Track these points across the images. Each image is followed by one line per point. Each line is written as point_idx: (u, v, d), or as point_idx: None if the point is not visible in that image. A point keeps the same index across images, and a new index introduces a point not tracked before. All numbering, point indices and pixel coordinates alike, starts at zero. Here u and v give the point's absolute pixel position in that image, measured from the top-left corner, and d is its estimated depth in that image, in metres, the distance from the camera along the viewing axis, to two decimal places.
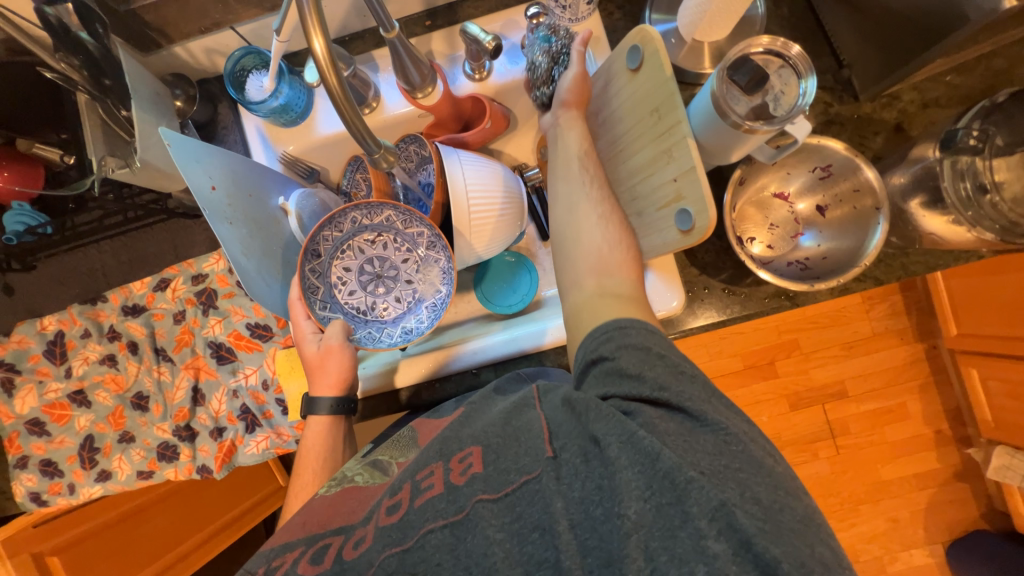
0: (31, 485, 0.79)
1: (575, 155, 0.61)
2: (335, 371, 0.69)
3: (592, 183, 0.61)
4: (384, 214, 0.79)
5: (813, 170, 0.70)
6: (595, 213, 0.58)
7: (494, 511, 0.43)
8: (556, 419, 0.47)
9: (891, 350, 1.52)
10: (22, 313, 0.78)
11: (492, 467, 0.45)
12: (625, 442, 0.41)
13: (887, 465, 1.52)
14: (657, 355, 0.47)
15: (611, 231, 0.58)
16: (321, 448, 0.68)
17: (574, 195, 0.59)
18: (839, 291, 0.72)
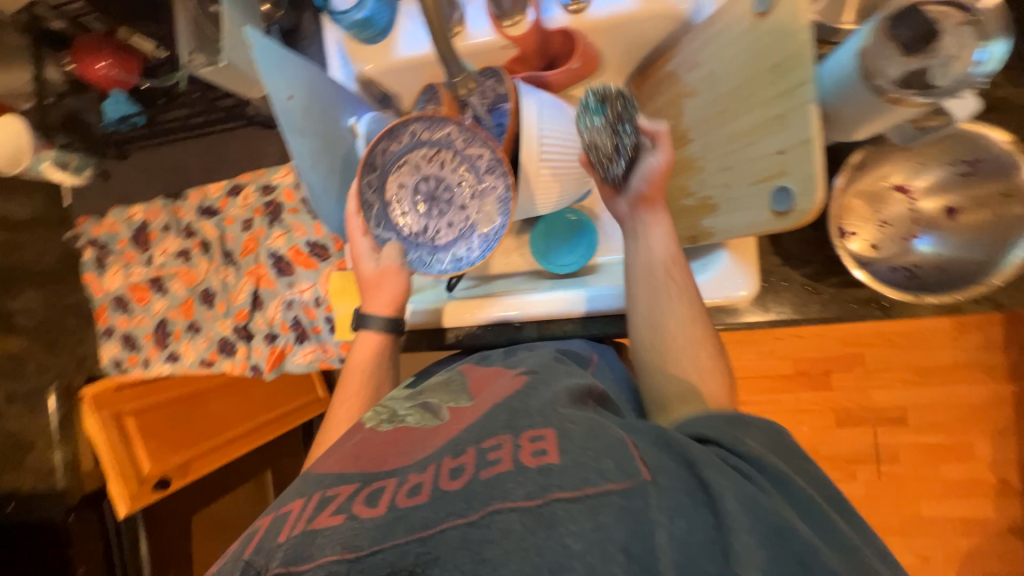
0: (115, 352, 0.89)
1: (659, 264, 0.57)
2: (393, 294, 0.68)
3: (684, 289, 0.56)
4: (445, 130, 0.70)
5: (954, 164, 0.58)
6: (690, 326, 0.54)
7: (575, 513, 0.35)
8: (651, 449, 0.40)
9: (973, 385, 1.36)
10: (117, 196, 0.90)
11: (573, 457, 0.38)
12: (748, 506, 0.35)
13: (933, 503, 1.41)
14: (752, 423, 0.44)
15: (703, 345, 0.54)
16: (370, 365, 0.66)
17: (667, 313, 0.55)
18: (949, 310, 0.62)
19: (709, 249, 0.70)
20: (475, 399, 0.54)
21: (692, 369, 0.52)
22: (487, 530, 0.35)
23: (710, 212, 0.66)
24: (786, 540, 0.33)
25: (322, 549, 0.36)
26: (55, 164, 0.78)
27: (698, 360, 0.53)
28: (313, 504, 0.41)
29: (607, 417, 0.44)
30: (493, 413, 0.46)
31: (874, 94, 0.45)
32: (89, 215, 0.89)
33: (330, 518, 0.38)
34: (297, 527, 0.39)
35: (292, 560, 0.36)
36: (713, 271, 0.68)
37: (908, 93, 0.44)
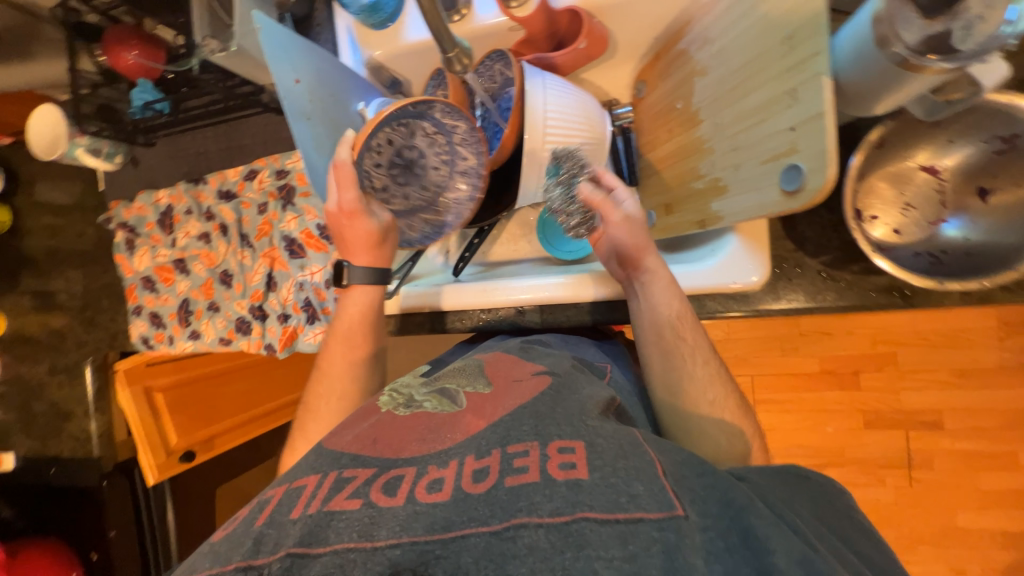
0: (143, 329, 0.94)
1: (665, 323, 0.61)
2: (387, 250, 0.69)
3: (685, 335, 0.60)
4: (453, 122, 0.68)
5: (987, 140, 0.54)
6: (701, 366, 0.59)
7: (604, 537, 0.36)
8: (683, 477, 0.41)
9: (1017, 389, 1.28)
10: (144, 183, 0.94)
11: (600, 476, 0.40)
12: (797, 561, 0.35)
13: (969, 513, 1.32)
14: (785, 475, 0.47)
15: (716, 381, 0.59)
16: (359, 331, 0.67)
17: (675, 361, 0.60)
18: (978, 300, 0.58)
19: (721, 234, 0.69)
20: (493, 386, 0.56)
21: (711, 407, 0.58)
22: (513, 543, 0.36)
23: (720, 194, 0.64)
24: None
25: (339, 532, 0.38)
26: (89, 150, 0.85)
27: (715, 396, 0.58)
28: (330, 484, 0.43)
29: (643, 440, 0.45)
30: (518, 415, 0.47)
31: (889, 61, 0.42)
32: (120, 200, 0.94)
33: (349, 501, 0.41)
34: (315, 505, 0.41)
35: (310, 539, 0.38)
36: (726, 254, 0.67)
37: (928, 59, 0.41)
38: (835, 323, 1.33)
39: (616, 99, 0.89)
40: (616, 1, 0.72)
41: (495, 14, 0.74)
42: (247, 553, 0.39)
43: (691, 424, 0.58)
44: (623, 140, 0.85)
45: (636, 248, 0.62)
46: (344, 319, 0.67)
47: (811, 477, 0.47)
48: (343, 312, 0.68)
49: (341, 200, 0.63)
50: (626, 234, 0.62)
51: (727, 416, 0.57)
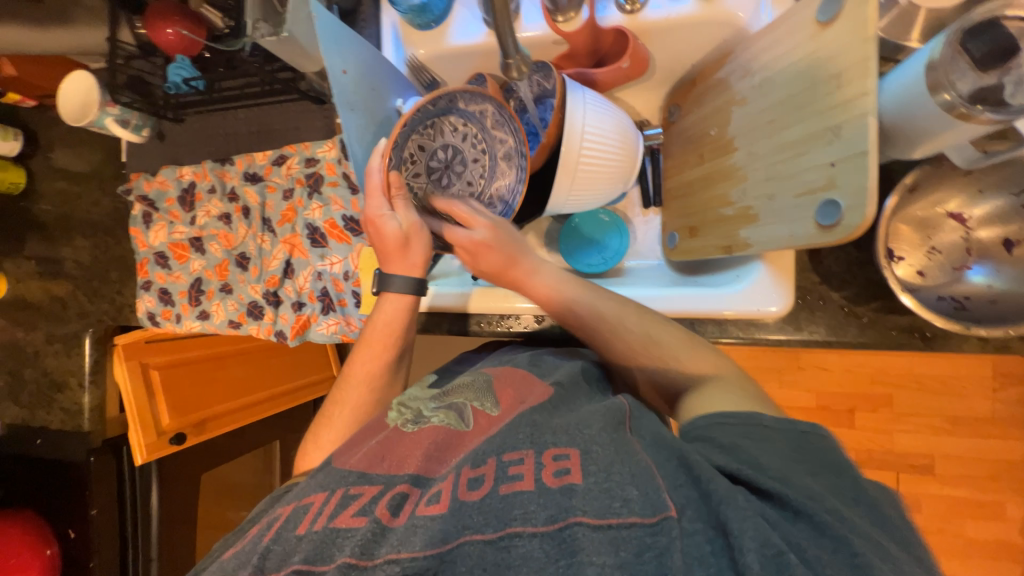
0: (151, 306, 0.92)
1: (576, 299, 0.66)
2: (416, 252, 0.66)
3: (583, 294, 0.66)
4: (482, 106, 0.72)
5: (1017, 194, 0.56)
6: (615, 311, 0.64)
7: (597, 542, 0.37)
8: (670, 471, 0.42)
9: (1009, 441, 1.29)
10: (168, 158, 0.93)
11: (595, 481, 0.40)
12: (770, 556, 0.34)
13: (953, 560, 1.33)
14: (768, 429, 0.47)
15: (635, 320, 0.64)
16: (394, 328, 0.66)
17: (584, 313, 0.65)
18: (997, 348, 0.59)
19: (745, 261, 0.70)
20: (501, 408, 0.54)
21: (659, 352, 0.61)
22: (507, 553, 0.37)
23: (751, 222, 0.64)
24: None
25: (343, 547, 0.40)
26: (117, 120, 0.84)
27: (646, 335, 0.62)
28: (336, 501, 0.45)
29: (636, 441, 0.45)
30: (516, 423, 0.48)
31: (940, 108, 0.43)
32: (141, 173, 0.93)
33: (354, 519, 0.43)
34: (320, 522, 0.43)
35: (315, 556, 0.40)
36: (752, 281, 0.67)
37: (977, 109, 0.42)
38: (834, 361, 1.34)
39: (647, 120, 0.91)
40: (661, 25, 0.74)
41: (541, 26, 0.75)
42: (253, 571, 0.41)
43: (641, 369, 0.62)
44: (651, 161, 0.88)
45: (501, 261, 0.67)
46: (373, 325, 0.66)
47: (816, 432, 0.47)
48: (373, 320, 0.67)
49: (369, 206, 0.63)
50: (485, 253, 0.67)
51: (671, 352, 0.60)
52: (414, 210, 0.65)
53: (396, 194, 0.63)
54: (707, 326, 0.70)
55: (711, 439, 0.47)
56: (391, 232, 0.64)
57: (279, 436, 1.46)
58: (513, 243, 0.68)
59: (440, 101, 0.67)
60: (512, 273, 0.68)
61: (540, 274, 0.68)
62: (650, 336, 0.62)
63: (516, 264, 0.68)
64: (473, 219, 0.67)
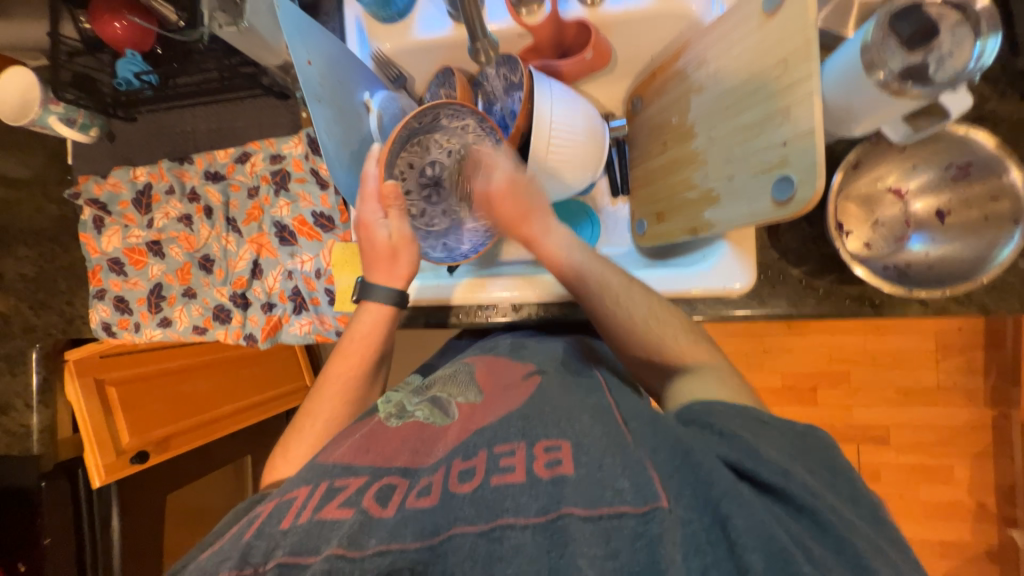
0: (105, 315, 0.87)
1: (596, 258, 0.66)
2: (403, 263, 0.66)
3: (590, 263, 0.66)
4: (464, 121, 0.74)
5: (946, 168, 0.62)
6: (618, 282, 0.64)
7: (588, 534, 0.36)
8: (667, 456, 0.42)
9: (953, 407, 1.39)
10: (120, 159, 0.88)
11: (586, 472, 0.40)
12: (767, 552, 0.34)
13: (912, 523, 1.42)
14: (759, 424, 0.46)
15: (640, 295, 0.63)
16: (371, 339, 0.65)
17: (585, 276, 0.65)
18: (936, 311, 0.64)
19: (711, 241, 0.73)
20: (484, 395, 0.53)
21: (650, 333, 0.61)
22: (500, 543, 0.36)
23: (713, 203, 0.67)
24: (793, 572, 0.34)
25: (330, 538, 0.38)
26: (62, 120, 0.79)
27: (648, 314, 0.62)
28: (320, 493, 0.42)
29: (624, 431, 0.45)
30: (507, 417, 0.47)
31: (876, 87, 0.48)
32: (91, 176, 0.88)
33: (341, 510, 0.40)
34: (305, 514, 0.41)
35: (301, 547, 0.38)
36: (718, 260, 0.70)
37: (907, 86, 0.48)
38: (796, 342, 1.42)
39: (611, 112, 0.93)
40: (622, 18, 0.76)
41: (506, 19, 0.76)
42: (235, 567, 0.38)
43: (637, 347, 0.62)
44: (618, 152, 0.91)
45: (516, 211, 0.70)
46: (349, 337, 0.65)
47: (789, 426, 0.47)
48: (350, 331, 0.65)
49: (363, 210, 0.65)
50: (506, 194, 0.70)
51: (670, 333, 0.61)
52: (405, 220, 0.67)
53: (391, 205, 0.65)
54: (677, 305, 0.73)
55: (709, 424, 0.46)
56: (380, 240, 0.65)
57: (250, 451, 1.40)
58: (532, 198, 0.70)
59: (424, 119, 0.71)
60: (522, 228, 0.70)
61: (550, 234, 0.69)
62: (653, 314, 0.62)
63: (529, 219, 0.70)
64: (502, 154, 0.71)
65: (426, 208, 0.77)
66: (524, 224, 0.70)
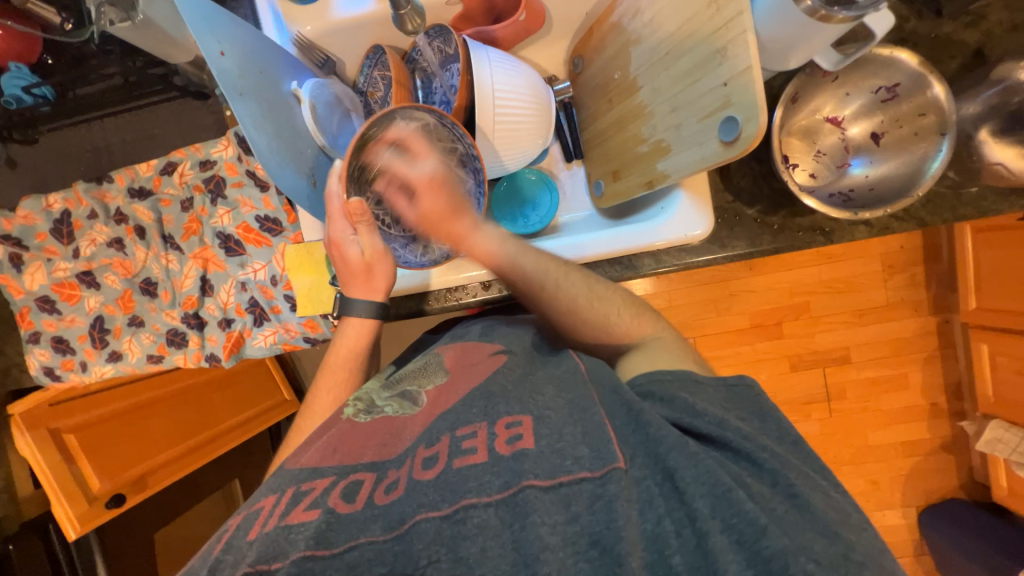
0: (44, 360, 0.80)
1: (529, 250, 0.65)
2: (380, 278, 0.64)
3: (525, 254, 0.65)
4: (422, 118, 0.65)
5: (876, 92, 0.64)
6: (557, 271, 0.63)
7: (549, 503, 0.37)
8: (615, 423, 0.43)
9: (902, 320, 1.50)
10: (29, 187, 0.81)
11: (547, 443, 0.40)
12: (713, 498, 0.37)
13: (876, 431, 1.54)
14: (701, 382, 0.47)
15: (579, 278, 0.63)
16: (359, 350, 0.64)
17: (522, 267, 0.64)
18: (880, 231, 0.68)
19: (667, 192, 0.74)
20: (451, 373, 0.54)
21: (600, 309, 0.61)
22: (463, 524, 0.36)
23: (664, 154, 0.68)
24: (738, 508, 0.36)
25: (297, 542, 0.36)
26: None
27: (589, 293, 0.62)
28: (286, 500, 0.40)
29: (589, 392, 0.46)
30: (468, 397, 0.47)
31: (805, 14, 0.49)
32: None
33: (307, 512, 0.38)
34: (271, 522, 0.38)
35: (267, 556, 0.36)
36: (676, 210, 0.71)
37: (834, 10, 0.48)
38: (758, 282, 1.48)
39: (554, 75, 0.91)
40: None
41: None
42: None
43: (585, 326, 0.62)
44: (566, 116, 0.89)
45: (442, 212, 0.68)
46: (336, 351, 0.63)
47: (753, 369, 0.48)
48: (336, 346, 0.64)
49: (330, 229, 0.63)
50: (429, 193, 0.68)
51: (612, 310, 0.61)
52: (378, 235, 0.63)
53: (358, 221, 0.61)
54: (643, 259, 0.73)
55: (653, 394, 0.46)
56: (353, 258, 0.63)
57: (237, 473, 1.35)
58: (458, 196, 0.69)
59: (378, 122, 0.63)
60: (453, 225, 0.68)
61: (479, 232, 0.67)
62: (595, 293, 0.62)
63: (455, 218, 0.68)
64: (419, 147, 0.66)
65: (395, 213, 0.71)
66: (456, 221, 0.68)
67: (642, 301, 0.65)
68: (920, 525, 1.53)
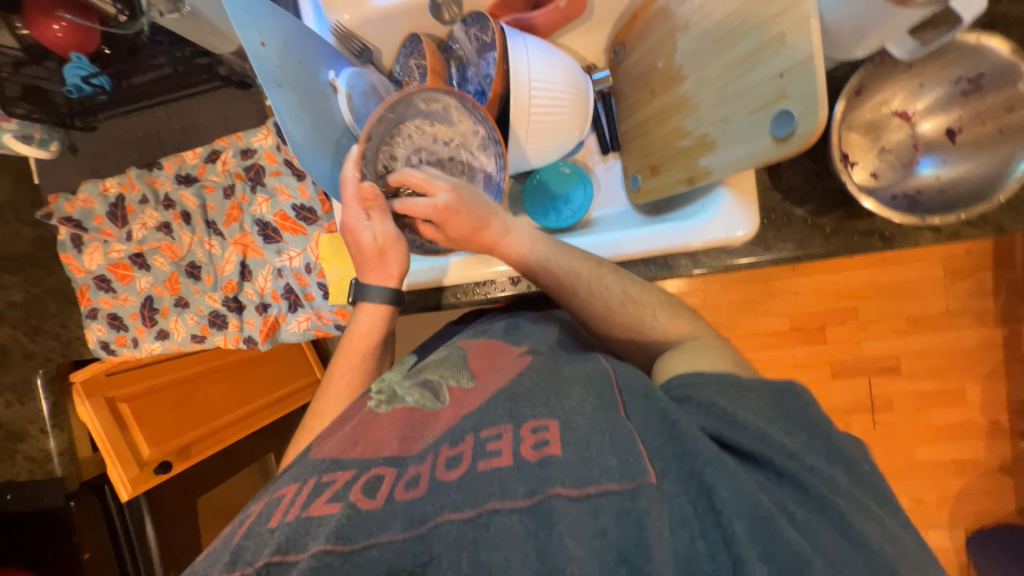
0: (101, 334, 0.86)
1: (563, 253, 0.62)
2: (393, 263, 0.63)
3: (558, 255, 0.62)
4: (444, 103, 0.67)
5: (956, 83, 0.58)
6: (590, 272, 0.60)
7: (575, 513, 0.35)
8: (650, 433, 0.41)
9: (963, 330, 1.38)
10: (88, 172, 0.86)
11: (574, 451, 0.39)
12: (754, 522, 0.35)
13: (925, 447, 1.44)
14: (742, 388, 0.45)
15: (614, 279, 0.60)
16: (373, 333, 0.63)
17: (554, 271, 0.61)
18: (948, 237, 0.62)
19: (709, 190, 0.70)
20: (476, 380, 0.52)
21: (635, 312, 0.59)
22: (486, 530, 0.35)
23: (708, 149, 0.64)
24: (776, 532, 0.34)
25: (317, 535, 0.37)
26: (18, 136, 0.75)
27: (623, 297, 0.59)
28: (308, 489, 0.41)
29: (618, 401, 0.44)
30: (493, 403, 0.45)
31: None
32: (60, 192, 0.84)
33: (328, 505, 0.39)
34: (293, 512, 0.40)
35: (288, 546, 0.37)
36: (717, 209, 0.67)
37: None
38: (801, 284, 1.40)
39: (594, 65, 0.88)
40: None
41: None
42: (224, 568, 0.36)
43: (620, 330, 0.60)
44: (604, 106, 0.85)
45: (468, 226, 0.61)
46: (351, 335, 0.63)
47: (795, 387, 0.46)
48: (351, 330, 0.64)
49: (345, 214, 0.61)
50: (451, 220, 0.60)
51: (647, 312, 0.59)
52: (392, 222, 0.62)
53: (372, 206, 0.60)
54: (680, 260, 0.70)
55: (687, 398, 0.45)
56: (366, 244, 0.62)
57: (272, 447, 1.42)
58: (478, 204, 0.60)
59: (400, 107, 0.64)
60: (481, 237, 0.62)
61: (512, 235, 0.63)
62: (628, 294, 0.60)
63: (485, 228, 0.62)
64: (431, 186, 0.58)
65: None
66: (485, 231, 0.62)
67: (680, 300, 0.63)
68: (968, 550, 1.43)
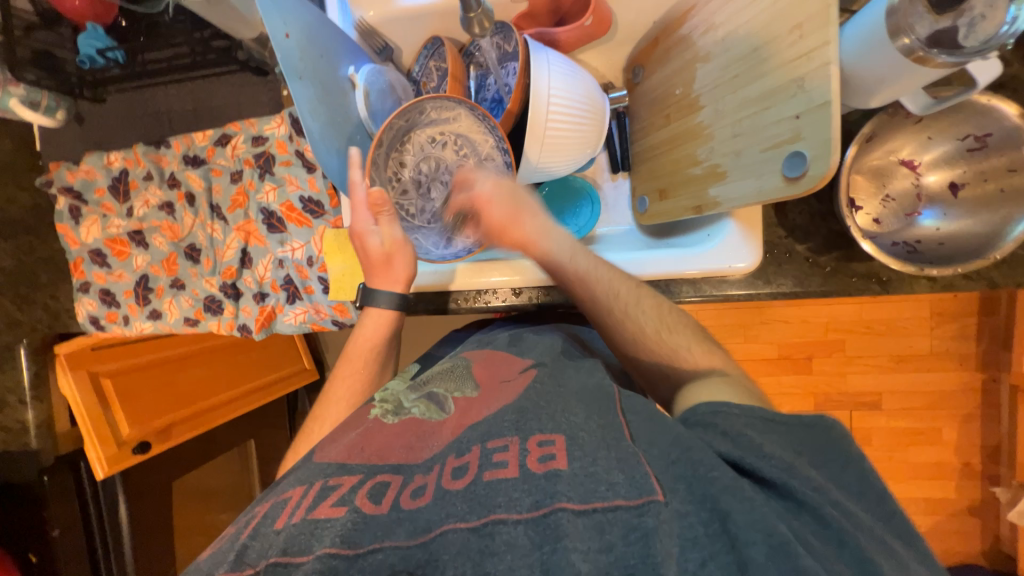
0: (93, 309, 0.86)
1: (601, 267, 0.63)
2: (400, 268, 0.65)
3: (596, 271, 0.62)
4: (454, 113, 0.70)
5: (963, 139, 0.59)
6: (628, 295, 0.60)
7: (581, 529, 0.35)
8: (668, 453, 0.40)
9: (944, 372, 1.41)
10: (92, 143, 0.84)
11: (581, 466, 0.39)
12: (769, 547, 0.34)
13: (899, 483, 1.47)
14: (771, 422, 0.44)
15: (650, 304, 0.60)
16: (378, 340, 0.65)
17: (594, 288, 0.61)
18: (943, 287, 0.63)
19: (715, 220, 0.71)
20: (480, 390, 0.52)
21: (667, 342, 0.57)
22: (492, 540, 0.35)
23: (719, 180, 0.64)
24: (795, 563, 0.33)
25: (323, 538, 0.37)
26: (24, 102, 0.73)
27: (658, 323, 0.59)
28: (314, 492, 0.41)
29: (624, 420, 0.44)
30: (500, 413, 0.46)
31: (900, 53, 0.46)
32: (63, 161, 0.83)
33: (334, 508, 0.39)
34: (299, 514, 0.39)
35: (292, 547, 0.37)
36: (721, 240, 0.68)
37: (934, 53, 0.45)
38: (791, 313, 1.42)
39: (611, 83, 0.89)
40: None
41: None
42: (230, 568, 0.37)
43: (650, 357, 0.58)
44: (618, 125, 0.87)
45: (509, 214, 0.65)
46: (354, 339, 0.65)
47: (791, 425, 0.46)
48: (356, 334, 0.65)
49: (354, 220, 0.63)
50: (496, 201, 0.65)
51: (681, 343, 0.57)
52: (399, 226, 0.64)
53: (380, 211, 0.62)
54: (681, 287, 0.71)
55: (714, 424, 0.43)
56: (373, 248, 0.63)
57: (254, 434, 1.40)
58: (526, 203, 0.66)
59: (409, 115, 0.68)
60: (515, 232, 0.65)
61: (551, 240, 0.65)
62: (664, 322, 0.59)
63: (521, 224, 0.65)
64: (478, 172, 0.68)
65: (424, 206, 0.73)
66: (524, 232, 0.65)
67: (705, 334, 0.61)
68: None
